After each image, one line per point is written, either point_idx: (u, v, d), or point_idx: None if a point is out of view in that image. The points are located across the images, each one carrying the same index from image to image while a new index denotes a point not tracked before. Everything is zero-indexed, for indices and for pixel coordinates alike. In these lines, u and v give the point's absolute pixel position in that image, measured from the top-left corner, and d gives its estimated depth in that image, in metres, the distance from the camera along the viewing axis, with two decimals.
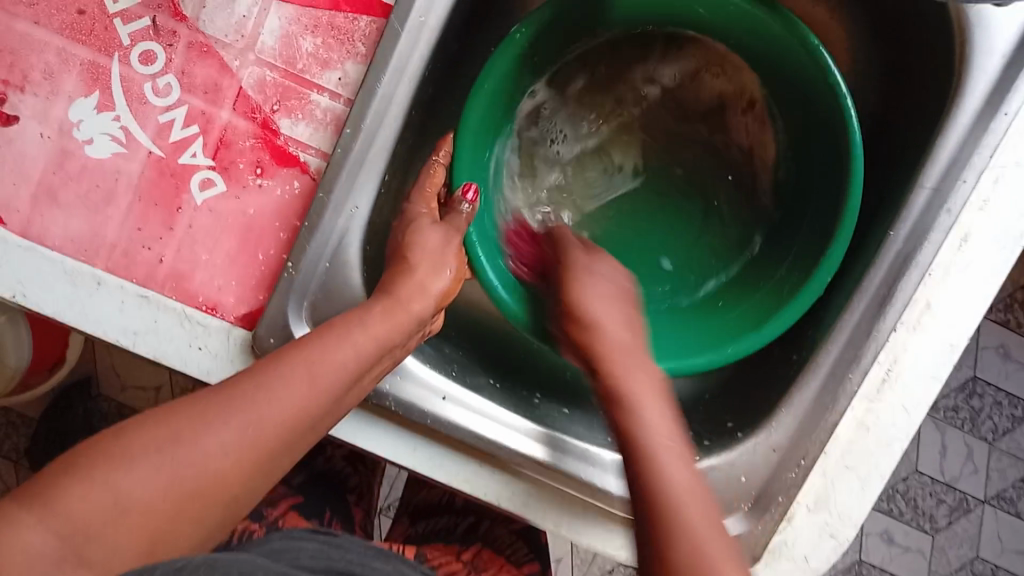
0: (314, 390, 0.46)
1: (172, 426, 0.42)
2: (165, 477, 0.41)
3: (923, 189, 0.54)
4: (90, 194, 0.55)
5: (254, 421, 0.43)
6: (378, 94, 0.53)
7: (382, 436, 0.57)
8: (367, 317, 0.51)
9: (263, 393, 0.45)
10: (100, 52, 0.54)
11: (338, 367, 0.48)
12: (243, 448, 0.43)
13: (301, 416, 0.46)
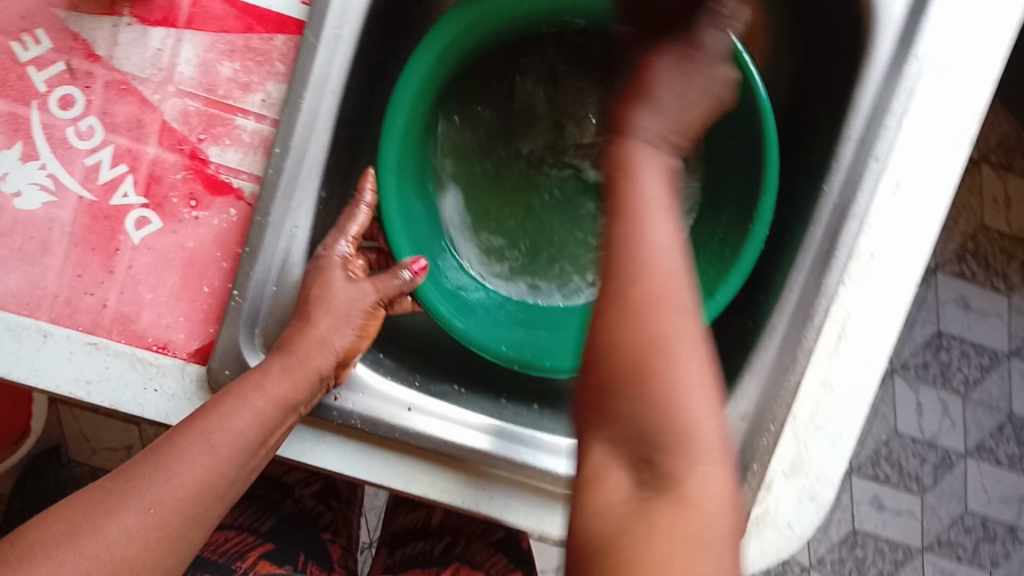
0: (212, 464, 0.47)
1: (46, 536, 0.41)
2: (67, 573, 0.40)
3: (849, 141, 0.55)
4: (25, 246, 0.54)
5: (150, 506, 0.43)
6: (303, 110, 0.53)
7: (353, 457, 0.56)
8: (268, 374, 0.51)
9: (159, 474, 0.45)
10: (18, 102, 0.53)
11: (235, 436, 0.48)
12: (145, 532, 0.43)
13: (202, 490, 0.46)
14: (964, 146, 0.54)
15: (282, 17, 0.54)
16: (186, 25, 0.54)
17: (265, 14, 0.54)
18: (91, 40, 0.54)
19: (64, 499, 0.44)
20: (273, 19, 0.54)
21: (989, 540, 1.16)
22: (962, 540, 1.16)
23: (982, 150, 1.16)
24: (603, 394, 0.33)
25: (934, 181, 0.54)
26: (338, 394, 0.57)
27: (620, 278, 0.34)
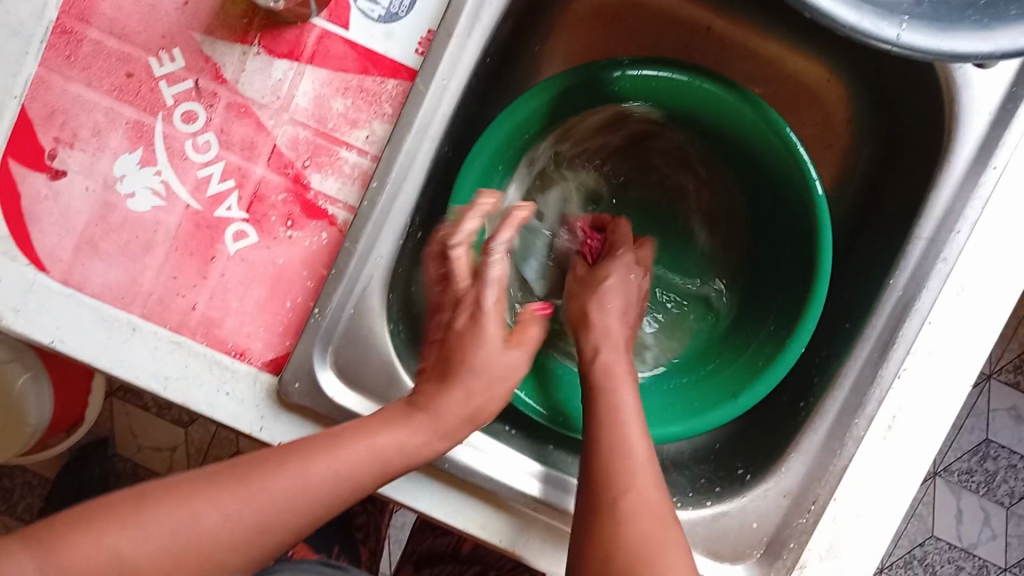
0: (331, 488, 0.50)
1: (170, 496, 0.47)
2: (169, 547, 0.46)
3: (919, 240, 0.56)
4: (130, 244, 0.58)
5: (267, 510, 0.48)
6: (403, 151, 0.57)
7: (400, 481, 0.58)
8: (379, 435, 0.52)
9: (279, 486, 0.49)
10: (146, 112, 0.58)
11: (363, 472, 0.51)
12: (236, 523, 0.48)
13: (309, 512, 0.50)
14: None
15: (395, 64, 0.58)
16: (307, 60, 0.58)
17: (379, 58, 0.58)
18: (220, 63, 0.58)
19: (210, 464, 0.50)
20: (388, 64, 0.58)
21: None
22: None
23: None
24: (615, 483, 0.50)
25: (995, 288, 0.56)
26: None
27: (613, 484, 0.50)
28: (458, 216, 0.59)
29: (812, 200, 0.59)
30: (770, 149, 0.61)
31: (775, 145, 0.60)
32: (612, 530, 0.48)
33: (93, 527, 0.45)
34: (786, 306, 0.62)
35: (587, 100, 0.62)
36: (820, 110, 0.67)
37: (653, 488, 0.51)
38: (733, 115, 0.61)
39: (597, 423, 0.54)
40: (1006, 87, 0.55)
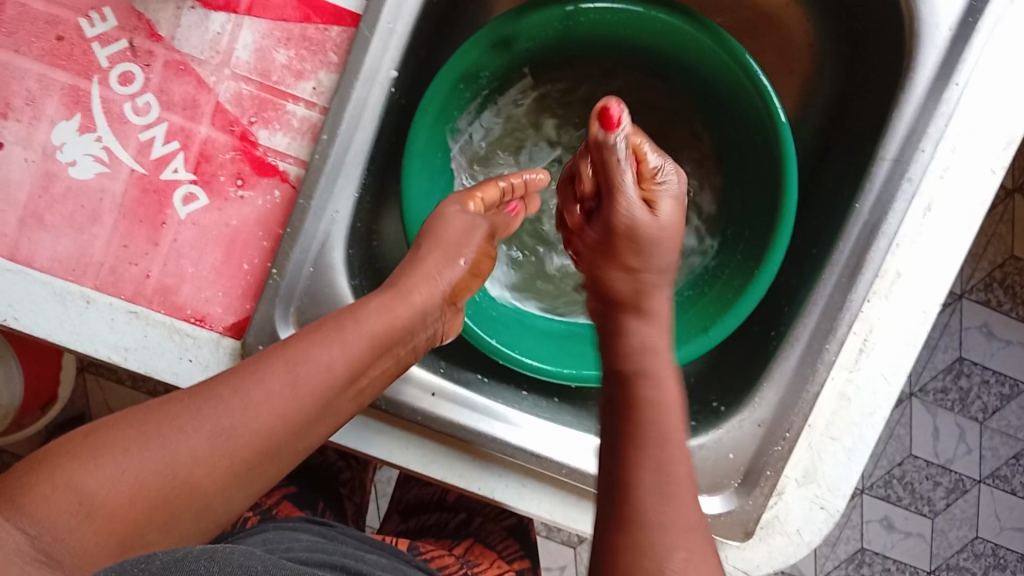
0: (294, 396, 0.49)
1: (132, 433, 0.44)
2: (136, 479, 0.43)
3: (884, 161, 0.55)
4: (75, 214, 0.56)
5: (230, 432, 0.46)
6: (352, 101, 0.55)
7: (372, 436, 0.58)
8: (364, 314, 0.53)
9: (240, 403, 0.47)
10: (79, 76, 0.55)
11: (329, 344, 0.51)
12: (211, 456, 0.45)
13: (278, 425, 0.48)
14: (996, 173, 0.57)
15: (338, 10, 0.55)
16: (246, 12, 0.55)
17: (322, 5, 0.55)
18: (154, 20, 0.55)
19: (155, 399, 0.47)
20: (330, 11, 0.55)
21: (997, 568, 1.17)
22: (971, 566, 1.16)
23: (1018, 177, 1.16)
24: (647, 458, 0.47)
25: (957, 206, 0.57)
26: None
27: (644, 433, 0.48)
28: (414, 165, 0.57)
29: (777, 126, 0.57)
30: (732, 84, 0.60)
31: (737, 76, 0.59)
32: (633, 509, 0.45)
33: (56, 473, 0.42)
34: (754, 239, 0.61)
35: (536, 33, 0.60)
36: (780, 37, 0.65)
37: (675, 447, 0.48)
38: (693, 49, 0.59)
39: (631, 414, 0.49)
40: (964, 2, 0.54)
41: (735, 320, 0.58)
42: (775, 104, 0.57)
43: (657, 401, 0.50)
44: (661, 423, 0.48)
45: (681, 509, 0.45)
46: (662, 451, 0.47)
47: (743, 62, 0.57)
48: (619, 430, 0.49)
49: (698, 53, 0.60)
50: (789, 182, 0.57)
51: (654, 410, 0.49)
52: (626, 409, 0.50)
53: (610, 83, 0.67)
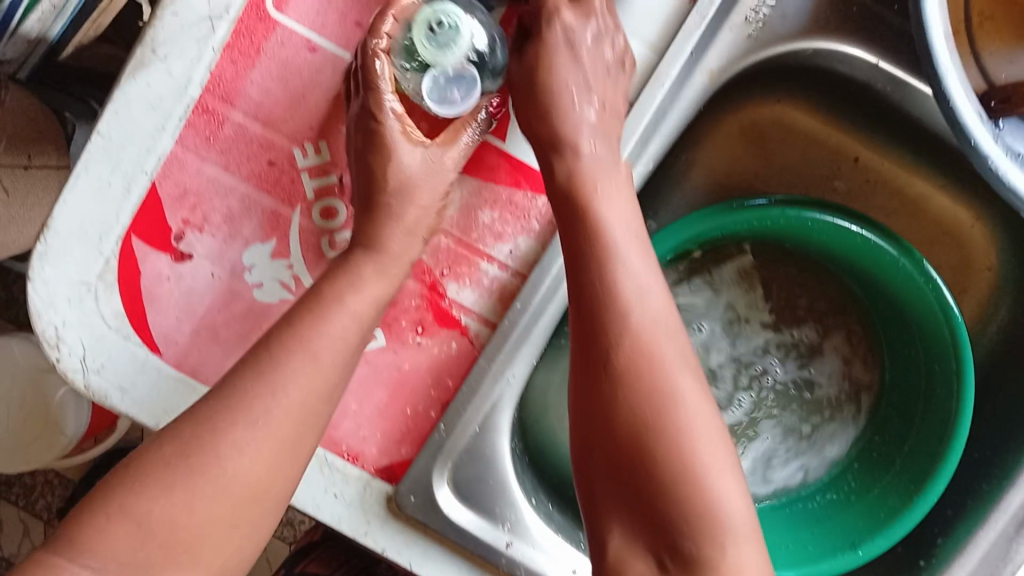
0: (278, 424, 0.46)
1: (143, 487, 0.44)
2: (140, 536, 0.43)
3: None
4: (251, 335, 0.56)
5: (215, 471, 0.45)
6: (549, 275, 0.56)
7: None
8: (329, 314, 0.49)
9: (216, 441, 0.45)
10: (283, 203, 0.55)
11: (286, 376, 0.47)
12: (214, 493, 0.45)
13: (274, 443, 0.46)
14: None
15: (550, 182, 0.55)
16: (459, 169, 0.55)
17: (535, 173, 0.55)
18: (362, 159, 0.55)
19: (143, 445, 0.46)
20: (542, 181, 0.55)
21: None
22: None
23: None
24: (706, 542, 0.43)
25: None
26: (510, 542, 0.57)
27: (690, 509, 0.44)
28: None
29: (957, 350, 0.57)
30: (915, 303, 0.59)
31: (919, 291, 0.58)
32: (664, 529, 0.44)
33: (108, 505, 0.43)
34: (909, 457, 0.60)
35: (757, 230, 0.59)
36: (961, 254, 0.64)
37: (724, 491, 0.45)
38: (884, 265, 0.59)
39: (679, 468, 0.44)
40: None
41: (884, 543, 0.57)
42: (957, 318, 0.56)
43: (666, 432, 0.45)
44: (699, 500, 0.44)
45: (727, 520, 0.44)
46: (685, 446, 0.45)
47: (937, 291, 0.56)
48: (635, 485, 0.45)
49: (882, 265, 0.59)
50: (962, 411, 0.56)
51: (707, 466, 0.44)
52: (638, 429, 0.45)
53: (771, 266, 0.67)
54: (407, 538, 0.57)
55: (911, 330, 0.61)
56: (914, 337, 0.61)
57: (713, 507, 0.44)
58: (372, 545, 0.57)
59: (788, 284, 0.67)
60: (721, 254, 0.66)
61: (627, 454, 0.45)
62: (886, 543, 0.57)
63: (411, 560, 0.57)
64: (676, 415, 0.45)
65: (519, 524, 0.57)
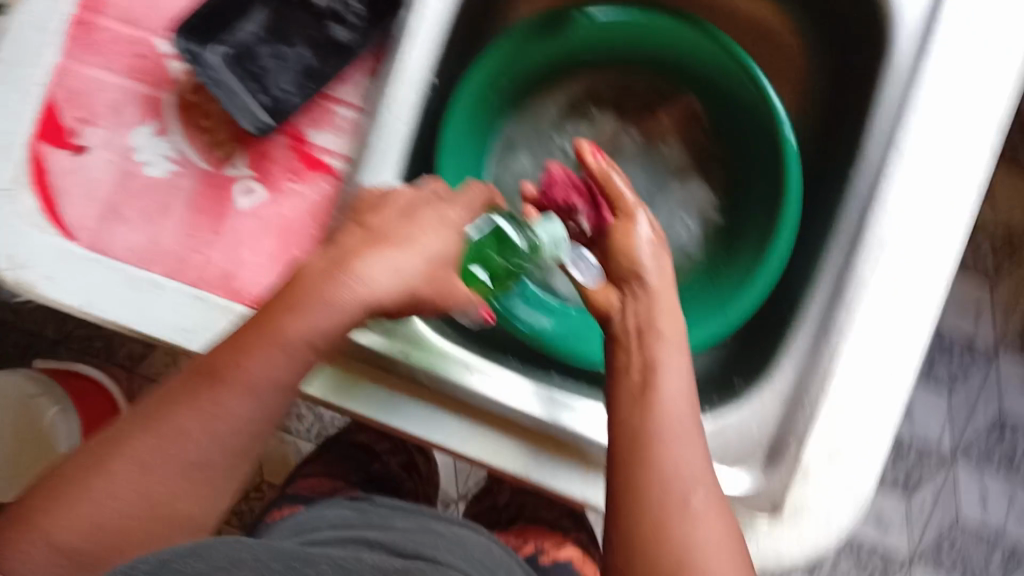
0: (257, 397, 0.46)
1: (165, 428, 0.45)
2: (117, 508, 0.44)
3: (876, 132, 0.62)
4: (150, 208, 0.64)
5: (196, 437, 0.45)
6: (391, 99, 0.61)
7: (402, 410, 0.59)
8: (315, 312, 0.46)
9: (192, 413, 0.45)
10: (157, 87, 0.64)
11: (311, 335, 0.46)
12: (189, 465, 0.45)
13: (239, 420, 0.45)
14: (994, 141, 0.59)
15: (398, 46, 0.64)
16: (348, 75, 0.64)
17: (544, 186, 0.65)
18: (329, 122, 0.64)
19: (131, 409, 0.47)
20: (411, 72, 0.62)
21: None
22: None
23: None
24: (654, 523, 0.50)
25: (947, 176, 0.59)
26: (407, 351, 0.60)
27: (651, 482, 0.52)
28: (449, 161, 0.64)
29: (768, 102, 0.65)
30: (724, 75, 0.68)
31: (726, 65, 0.67)
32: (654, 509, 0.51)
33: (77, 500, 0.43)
34: (763, 225, 0.66)
35: (579, 39, 0.70)
36: (768, 45, 0.75)
37: (688, 455, 0.53)
38: (694, 49, 0.68)
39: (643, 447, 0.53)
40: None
41: (751, 300, 0.62)
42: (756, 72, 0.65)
43: (642, 454, 0.52)
44: (658, 466, 0.52)
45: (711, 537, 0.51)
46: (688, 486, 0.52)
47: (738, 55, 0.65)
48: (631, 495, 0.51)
49: (692, 50, 0.68)
50: (787, 145, 0.63)
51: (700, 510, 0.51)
52: (618, 466, 0.53)
53: (621, 104, 0.76)
54: (312, 368, 0.59)
55: (738, 109, 0.69)
56: (737, 116, 0.70)
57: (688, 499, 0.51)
58: None
59: (648, 127, 0.76)
60: (577, 103, 0.76)
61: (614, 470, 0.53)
62: (753, 295, 0.62)
63: (323, 392, 0.58)
64: (670, 440, 0.53)
65: (411, 334, 0.61)
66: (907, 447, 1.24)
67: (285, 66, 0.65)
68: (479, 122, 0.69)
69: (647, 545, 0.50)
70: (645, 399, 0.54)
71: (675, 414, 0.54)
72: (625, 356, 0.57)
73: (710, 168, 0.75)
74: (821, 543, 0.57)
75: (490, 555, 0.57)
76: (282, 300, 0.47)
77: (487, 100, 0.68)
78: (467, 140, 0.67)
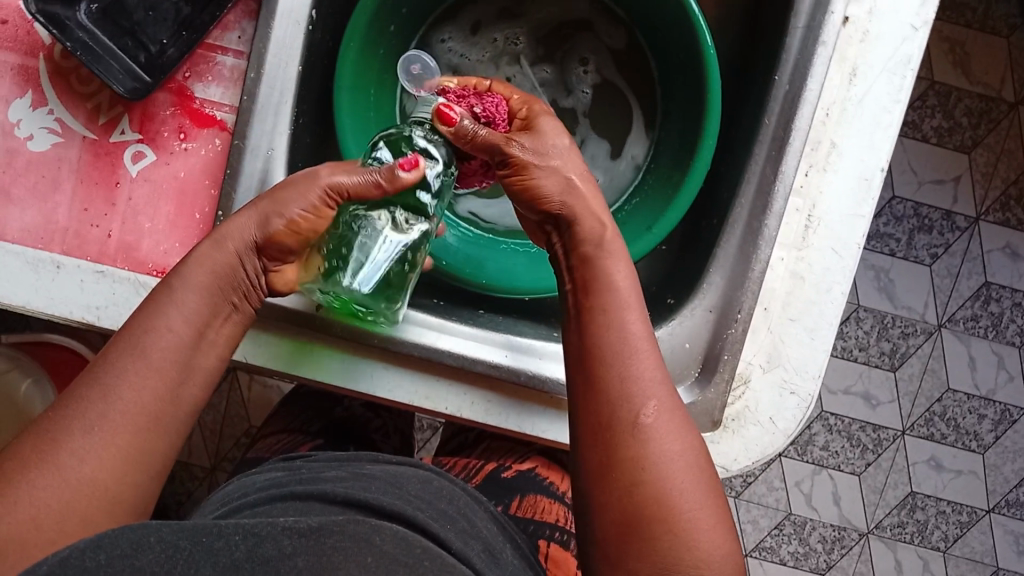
0: (179, 343, 0.47)
1: (68, 420, 0.43)
2: (73, 482, 0.42)
3: (796, 28, 0.56)
4: (38, 185, 0.60)
5: (134, 394, 0.45)
6: (272, 43, 0.58)
7: (332, 367, 0.60)
8: (192, 271, 0.49)
9: (120, 369, 0.45)
10: (28, 55, 0.60)
11: (220, 278, 0.49)
12: (120, 419, 0.44)
13: (171, 370, 0.46)
14: (919, 28, 0.57)
15: None
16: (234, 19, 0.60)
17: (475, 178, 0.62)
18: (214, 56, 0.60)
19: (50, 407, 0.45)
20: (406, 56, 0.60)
21: None
22: None
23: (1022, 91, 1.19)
24: (631, 484, 0.45)
25: (866, 77, 0.57)
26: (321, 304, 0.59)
27: (623, 380, 0.47)
28: (344, 99, 0.60)
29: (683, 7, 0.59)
30: None
31: None
32: (634, 467, 0.45)
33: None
34: (682, 133, 0.63)
35: None
36: None
37: (663, 415, 0.46)
38: None
39: (607, 395, 0.46)
40: None
41: (675, 217, 0.59)
42: None
43: (614, 406, 0.46)
44: (639, 422, 0.46)
45: (696, 495, 0.45)
46: (662, 441, 0.45)
47: None
48: (600, 449, 0.46)
49: None
50: (704, 46, 0.58)
51: (672, 466, 0.45)
52: (593, 425, 0.46)
53: (569, 39, 0.69)
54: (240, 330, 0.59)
55: (657, 21, 0.64)
56: (660, 27, 0.64)
57: (656, 456, 0.45)
58: None
59: (594, 48, 0.69)
60: (478, 16, 0.69)
61: (580, 432, 0.47)
62: (676, 212, 0.59)
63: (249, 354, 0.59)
64: (642, 392, 0.46)
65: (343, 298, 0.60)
66: (890, 327, 1.21)
67: (158, 17, 0.60)
68: (377, 58, 0.64)
69: (612, 445, 0.45)
70: (604, 342, 0.48)
71: (622, 335, 0.48)
72: (567, 279, 0.53)
73: (640, 91, 0.69)
74: (767, 448, 0.59)
75: (430, 488, 0.52)
76: (179, 270, 0.49)
77: (377, 35, 0.62)
78: (361, 78, 0.62)
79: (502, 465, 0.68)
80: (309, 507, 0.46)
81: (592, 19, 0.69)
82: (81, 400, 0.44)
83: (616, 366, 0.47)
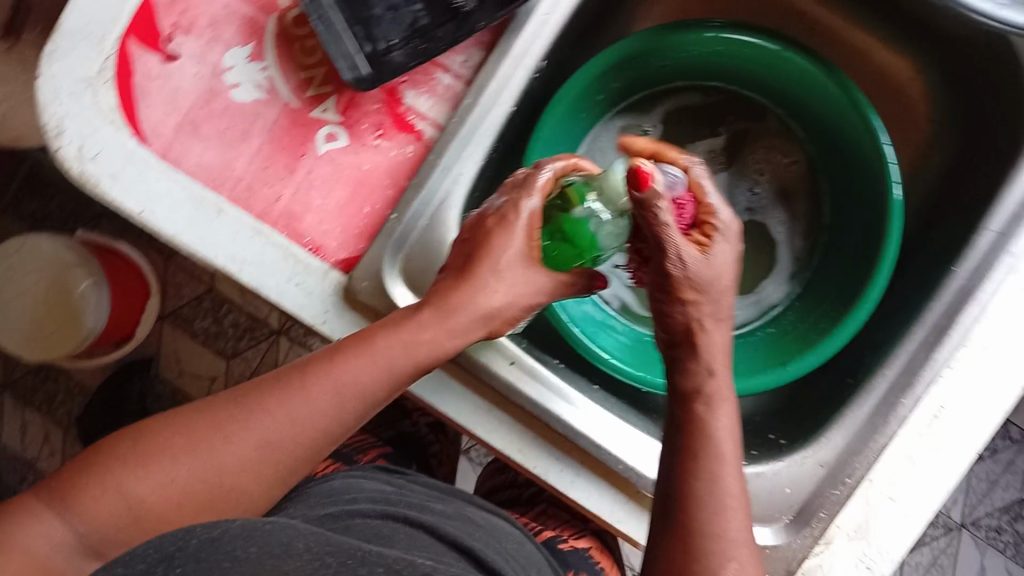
0: (333, 410, 0.51)
1: (226, 426, 0.49)
2: (181, 487, 0.47)
3: (988, 232, 0.60)
4: (228, 131, 0.61)
5: (267, 440, 0.49)
6: (495, 81, 0.61)
7: (450, 397, 0.59)
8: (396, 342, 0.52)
9: (275, 410, 0.50)
10: (262, 10, 0.62)
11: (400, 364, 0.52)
12: (258, 462, 0.49)
13: (315, 431, 0.50)
14: None
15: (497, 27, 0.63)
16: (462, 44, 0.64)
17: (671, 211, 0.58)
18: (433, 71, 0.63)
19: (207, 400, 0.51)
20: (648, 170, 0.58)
21: None
22: None
23: None
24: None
25: None
26: None
27: (711, 489, 0.49)
28: (538, 151, 0.63)
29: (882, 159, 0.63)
30: (846, 121, 0.66)
31: (853, 117, 0.65)
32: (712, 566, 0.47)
33: (108, 476, 0.46)
34: (845, 285, 0.67)
35: (701, 57, 0.70)
36: (903, 106, 0.72)
37: (737, 527, 0.49)
38: (824, 90, 0.66)
39: (693, 501, 0.49)
40: None
41: (814, 360, 0.60)
42: (873, 119, 0.62)
43: (700, 504, 0.49)
44: (719, 529, 0.48)
45: None
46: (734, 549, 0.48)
47: (867, 113, 0.63)
48: (683, 544, 0.48)
49: (825, 100, 0.67)
50: (895, 204, 0.61)
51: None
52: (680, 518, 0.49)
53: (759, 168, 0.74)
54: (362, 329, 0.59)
55: (854, 167, 0.68)
56: (855, 174, 0.68)
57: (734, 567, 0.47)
58: (330, 333, 0.59)
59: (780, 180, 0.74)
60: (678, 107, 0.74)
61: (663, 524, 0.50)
62: (818, 359, 0.60)
63: None
64: (725, 505, 0.49)
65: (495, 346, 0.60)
66: None
67: (395, 19, 0.60)
68: (572, 119, 0.67)
69: (690, 544, 0.48)
70: (703, 450, 0.51)
71: (720, 442, 0.51)
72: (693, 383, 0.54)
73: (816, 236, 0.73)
74: None
75: (521, 550, 0.57)
76: (378, 332, 0.53)
77: (580, 102, 0.67)
78: (557, 136, 0.66)
79: (559, 535, 0.70)
80: (419, 536, 0.51)
81: (784, 148, 0.74)
82: (236, 419, 0.49)
83: (708, 477, 0.50)
